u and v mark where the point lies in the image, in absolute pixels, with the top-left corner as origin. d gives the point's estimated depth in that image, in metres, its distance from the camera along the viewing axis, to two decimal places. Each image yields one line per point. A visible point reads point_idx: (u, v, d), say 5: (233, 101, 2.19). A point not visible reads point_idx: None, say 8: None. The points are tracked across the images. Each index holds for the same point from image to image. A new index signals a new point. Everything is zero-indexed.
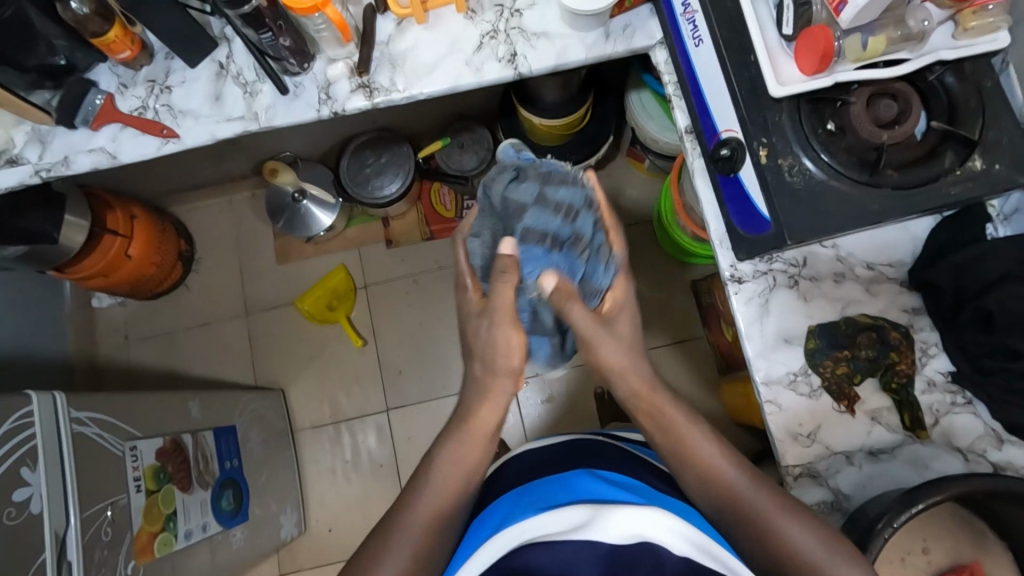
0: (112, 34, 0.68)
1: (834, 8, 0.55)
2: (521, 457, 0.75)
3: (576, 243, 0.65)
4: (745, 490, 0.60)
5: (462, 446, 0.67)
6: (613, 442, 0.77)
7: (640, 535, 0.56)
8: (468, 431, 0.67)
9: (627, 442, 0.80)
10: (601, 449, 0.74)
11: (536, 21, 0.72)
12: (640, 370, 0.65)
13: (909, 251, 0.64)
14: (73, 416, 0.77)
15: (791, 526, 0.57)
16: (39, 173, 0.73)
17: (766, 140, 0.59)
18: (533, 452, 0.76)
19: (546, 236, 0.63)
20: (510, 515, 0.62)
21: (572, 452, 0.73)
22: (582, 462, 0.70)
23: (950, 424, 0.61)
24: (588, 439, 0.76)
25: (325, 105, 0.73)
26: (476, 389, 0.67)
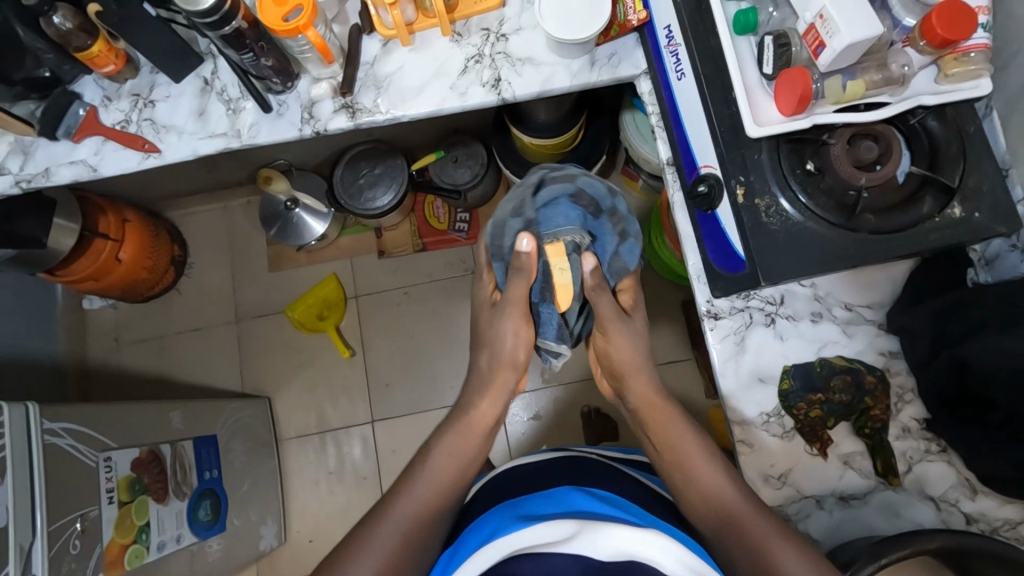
0: (96, 49, 0.68)
1: (812, 52, 0.53)
2: (510, 472, 0.76)
3: (610, 217, 0.72)
4: (738, 507, 0.60)
5: (460, 439, 0.72)
6: (608, 462, 0.77)
7: (634, 553, 0.55)
8: (468, 428, 0.73)
9: (624, 463, 0.80)
10: (591, 467, 0.73)
11: (522, 47, 0.72)
12: (649, 391, 0.69)
13: (887, 293, 0.64)
14: (45, 427, 0.77)
15: (777, 541, 0.56)
16: (19, 183, 0.73)
17: (743, 179, 0.58)
18: (525, 466, 0.76)
19: (590, 199, 0.71)
20: (498, 527, 0.61)
21: (559, 469, 0.73)
22: (570, 477, 0.71)
23: (923, 472, 0.60)
24: (580, 456, 0.77)
25: (307, 124, 0.73)
26: (484, 388, 0.73)
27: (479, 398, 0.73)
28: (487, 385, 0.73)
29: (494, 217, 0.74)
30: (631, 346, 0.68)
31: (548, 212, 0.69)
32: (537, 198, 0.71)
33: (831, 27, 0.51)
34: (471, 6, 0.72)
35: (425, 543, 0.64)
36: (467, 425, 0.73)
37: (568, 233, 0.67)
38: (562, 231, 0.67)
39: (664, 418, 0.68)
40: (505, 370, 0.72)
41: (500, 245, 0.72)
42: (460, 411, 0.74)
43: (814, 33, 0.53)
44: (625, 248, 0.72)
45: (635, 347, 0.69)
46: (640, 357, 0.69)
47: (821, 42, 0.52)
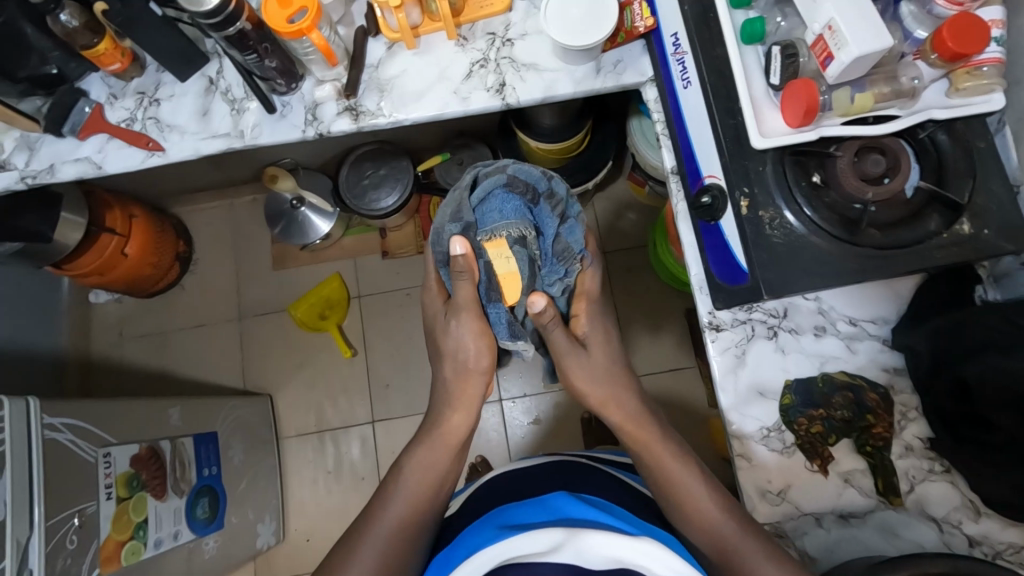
0: (102, 47, 0.68)
1: (820, 63, 0.52)
2: (499, 477, 0.76)
3: (548, 199, 0.65)
4: (727, 530, 0.59)
5: (431, 454, 0.70)
6: (597, 466, 0.77)
7: (623, 559, 0.56)
8: (441, 441, 0.71)
9: (612, 465, 0.80)
10: (581, 473, 0.74)
11: (527, 51, 0.71)
12: (625, 414, 0.67)
13: (893, 309, 0.63)
14: (45, 421, 0.77)
15: (769, 567, 0.56)
16: (24, 179, 0.73)
17: (747, 191, 0.57)
18: (513, 473, 0.76)
19: (526, 188, 0.64)
20: (487, 535, 0.61)
21: (553, 474, 0.73)
22: (559, 482, 0.71)
23: (924, 492, 0.59)
24: (572, 461, 0.77)
25: (310, 126, 0.72)
26: (449, 397, 0.71)
27: (449, 410, 0.71)
28: (456, 399, 0.70)
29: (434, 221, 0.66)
30: (592, 378, 0.67)
31: (482, 213, 0.63)
32: (472, 197, 0.64)
33: (839, 39, 0.49)
34: (477, 10, 0.72)
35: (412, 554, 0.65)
36: (438, 438, 0.71)
37: (505, 228, 0.62)
38: (501, 227, 0.62)
39: (639, 439, 0.66)
40: (473, 377, 0.69)
41: (442, 251, 0.67)
42: (431, 425, 0.72)
43: (822, 45, 0.52)
44: (567, 229, 0.67)
45: (592, 376, 0.66)
46: (604, 378, 0.67)
47: (829, 53, 0.51)
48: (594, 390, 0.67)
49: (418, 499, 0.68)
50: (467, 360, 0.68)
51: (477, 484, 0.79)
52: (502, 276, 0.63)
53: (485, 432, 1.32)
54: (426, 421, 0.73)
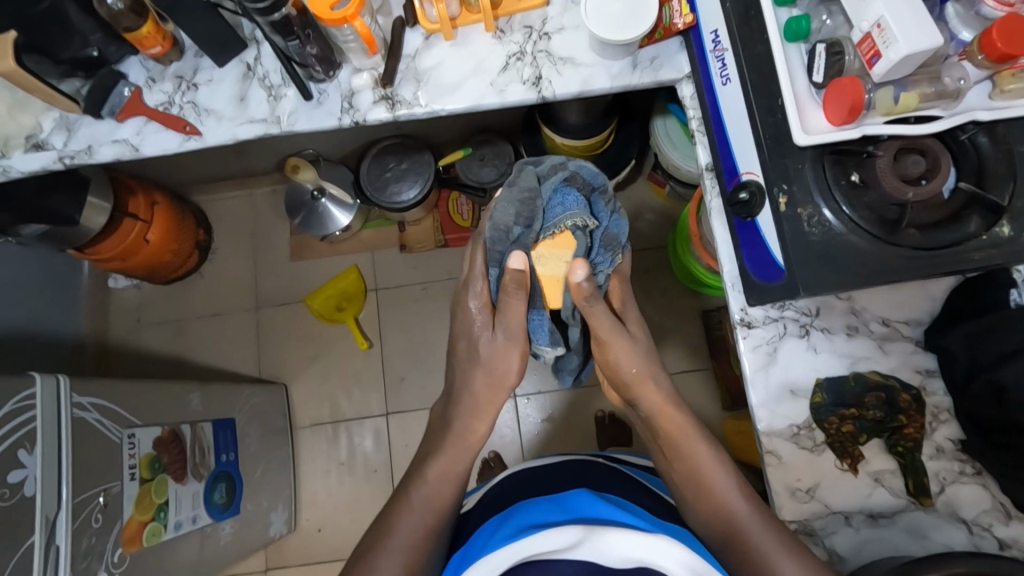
0: (144, 30, 0.69)
1: (867, 61, 0.53)
2: (519, 474, 0.76)
3: (602, 194, 0.69)
4: (752, 527, 0.60)
5: (443, 462, 0.71)
6: (612, 466, 0.78)
7: (638, 558, 0.55)
8: (451, 446, 0.72)
9: (628, 466, 0.81)
10: (596, 471, 0.75)
11: (564, 45, 0.72)
12: (661, 398, 0.67)
13: (926, 311, 0.63)
14: (74, 401, 0.78)
15: (788, 562, 0.56)
16: (63, 159, 0.74)
17: (786, 188, 0.58)
18: (531, 470, 0.76)
19: (585, 184, 0.68)
20: (508, 532, 0.61)
21: (569, 474, 0.74)
22: (579, 482, 0.71)
23: (955, 494, 0.59)
24: (587, 461, 0.77)
25: (346, 114, 0.73)
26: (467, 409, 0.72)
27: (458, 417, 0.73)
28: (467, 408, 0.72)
29: (492, 217, 0.66)
30: (636, 355, 0.66)
31: (553, 207, 0.65)
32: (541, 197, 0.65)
33: (889, 37, 0.50)
34: (515, 3, 0.72)
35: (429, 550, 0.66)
36: (452, 445, 0.72)
37: (575, 219, 0.64)
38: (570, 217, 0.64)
39: (679, 430, 0.66)
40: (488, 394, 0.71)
41: (500, 249, 0.65)
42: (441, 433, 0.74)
43: (870, 42, 0.52)
44: (613, 221, 0.69)
45: (637, 357, 0.67)
46: (641, 367, 0.67)
47: (877, 51, 0.51)
48: (634, 377, 0.67)
49: (436, 505, 0.69)
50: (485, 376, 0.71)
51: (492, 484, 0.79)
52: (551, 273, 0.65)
53: (499, 428, 1.32)
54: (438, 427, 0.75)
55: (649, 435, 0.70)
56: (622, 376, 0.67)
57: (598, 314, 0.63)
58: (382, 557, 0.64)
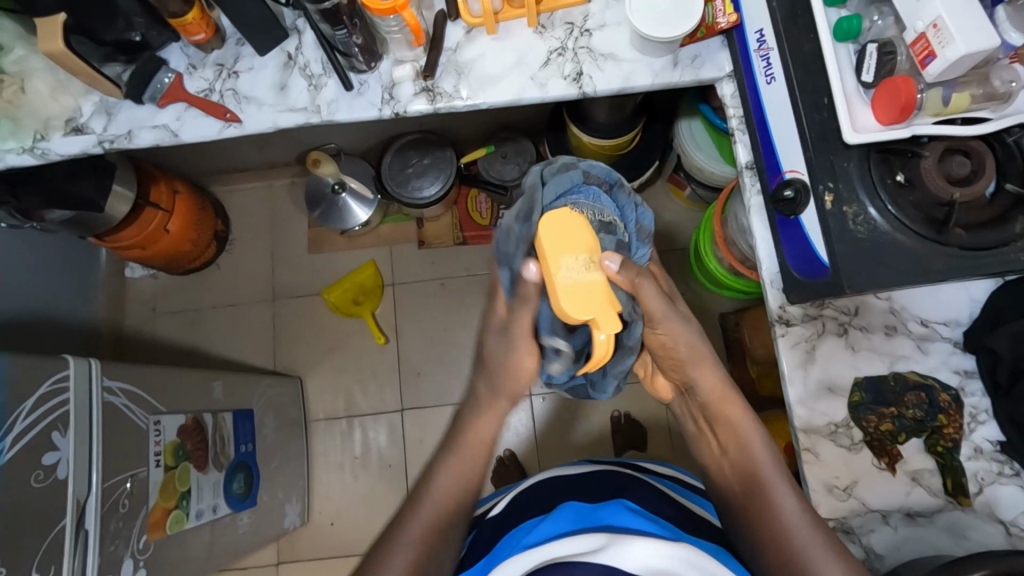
0: (190, 17, 0.70)
1: (919, 61, 0.55)
2: (547, 482, 0.74)
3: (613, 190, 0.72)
4: (801, 521, 0.59)
5: (458, 461, 0.69)
6: (635, 474, 0.77)
7: (661, 566, 0.55)
8: (465, 445, 0.70)
9: (652, 474, 0.79)
10: (620, 479, 0.74)
11: (605, 42, 0.72)
12: (718, 381, 0.65)
13: (965, 312, 0.64)
14: (105, 385, 0.77)
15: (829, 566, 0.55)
16: (102, 143, 0.74)
17: (832, 186, 0.58)
18: (557, 479, 0.75)
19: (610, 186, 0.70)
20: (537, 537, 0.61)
21: (594, 483, 0.72)
22: (608, 488, 0.71)
23: (994, 495, 0.60)
24: (611, 471, 0.76)
25: (387, 105, 0.73)
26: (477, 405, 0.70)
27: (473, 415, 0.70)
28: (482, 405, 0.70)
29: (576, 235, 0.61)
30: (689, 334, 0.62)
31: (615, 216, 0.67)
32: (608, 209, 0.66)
33: (945, 37, 0.52)
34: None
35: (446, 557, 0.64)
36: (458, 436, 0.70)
37: (596, 208, 0.63)
38: (583, 204, 0.63)
39: (737, 415, 0.65)
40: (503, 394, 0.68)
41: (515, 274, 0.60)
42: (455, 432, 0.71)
43: (924, 43, 0.54)
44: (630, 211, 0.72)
45: (692, 341, 0.63)
46: (696, 344, 0.63)
47: (931, 51, 0.53)
48: (692, 355, 0.63)
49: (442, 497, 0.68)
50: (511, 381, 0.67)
51: (516, 490, 0.77)
52: (581, 286, 0.55)
53: (514, 426, 1.31)
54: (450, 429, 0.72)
55: (701, 419, 0.69)
56: (680, 357, 0.63)
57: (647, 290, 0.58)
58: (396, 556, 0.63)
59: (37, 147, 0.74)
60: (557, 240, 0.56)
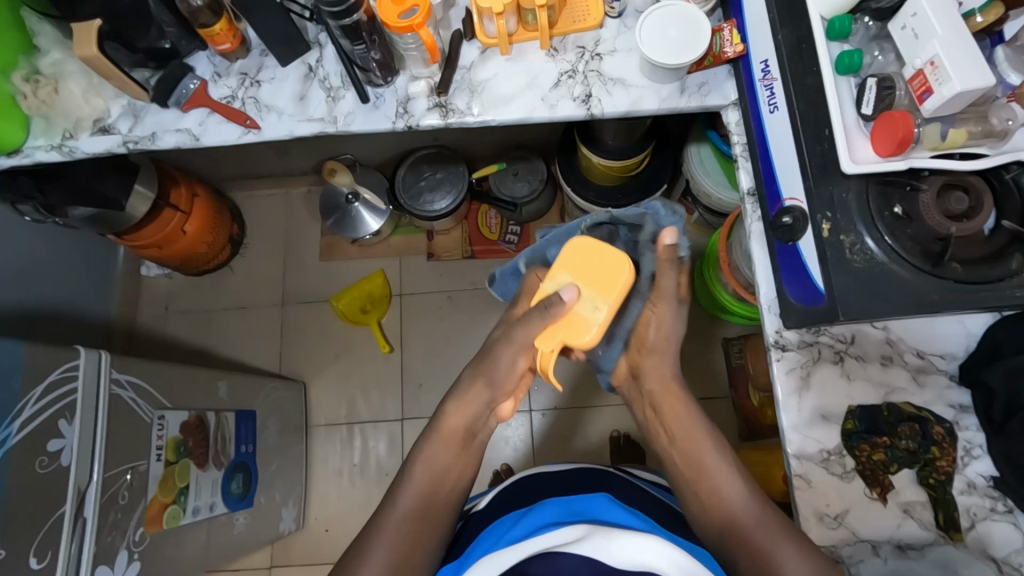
0: (218, 27, 0.73)
1: (917, 96, 0.57)
2: (525, 479, 0.77)
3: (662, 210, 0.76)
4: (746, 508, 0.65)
5: (437, 450, 0.72)
6: (628, 477, 0.79)
7: (644, 562, 0.55)
8: (441, 437, 0.73)
9: (644, 481, 0.82)
10: (606, 477, 0.76)
11: (615, 67, 0.74)
12: (665, 377, 0.72)
13: (962, 346, 0.64)
14: (113, 377, 0.79)
15: (785, 545, 0.60)
16: (127, 144, 0.77)
17: (830, 215, 0.59)
18: (545, 474, 0.78)
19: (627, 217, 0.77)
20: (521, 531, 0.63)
21: (577, 481, 0.74)
22: (578, 484, 0.73)
23: (986, 531, 0.59)
24: (601, 471, 0.78)
25: (400, 118, 0.76)
26: (458, 396, 0.73)
27: (450, 402, 0.73)
28: (461, 392, 0.73)
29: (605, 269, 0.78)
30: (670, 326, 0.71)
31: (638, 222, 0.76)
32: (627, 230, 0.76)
33: (942, 75, 0.54)
34: (571, 24, 0.75)
35: (429, 541, 0.67)
36: (442, 436, 0.72)
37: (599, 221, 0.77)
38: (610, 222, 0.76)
39: (676, 407, 0.72)
40: (482, 381, 0.71)
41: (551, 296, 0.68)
42: (433, 423, 0.74)
43: (922, 79, 0.56)
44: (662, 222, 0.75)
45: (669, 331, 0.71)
46: (669, 339, 0.71)
47: (928, 87, 0.55)
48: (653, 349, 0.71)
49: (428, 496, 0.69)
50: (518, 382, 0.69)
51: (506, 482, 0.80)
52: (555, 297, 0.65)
53: (514, 441, 1.31)
54: (431, 420, 0.75)
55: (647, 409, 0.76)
56: (648, 338, 0.72)
57: (667, 278, 0.67)
58: (378, 541, 0.65)
59: (65, 145, 0.77)
60: (589, 265, 0.64)
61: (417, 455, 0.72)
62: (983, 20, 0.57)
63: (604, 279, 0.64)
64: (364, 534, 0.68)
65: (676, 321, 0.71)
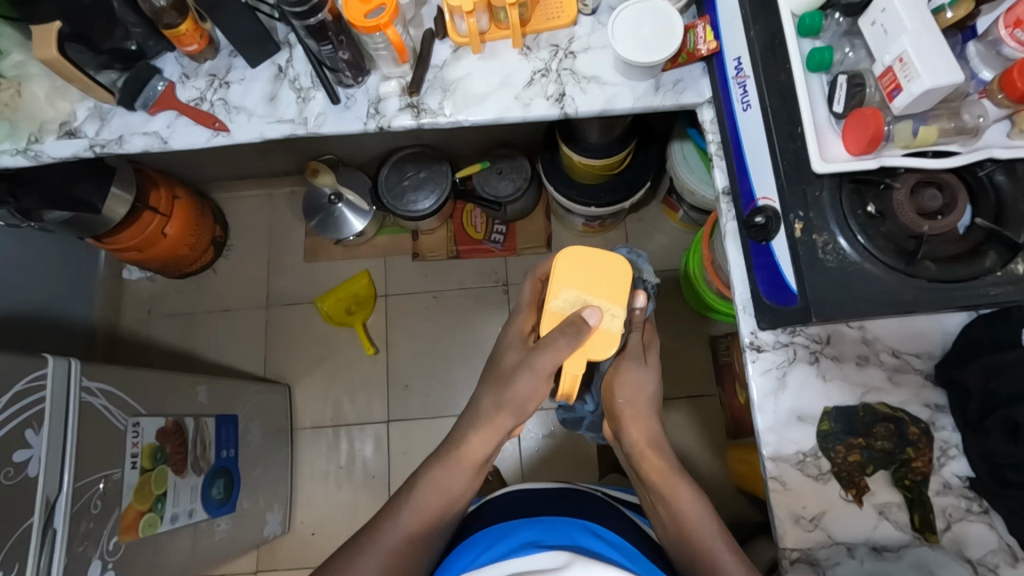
0: (183, 28, 0.71)
1: (887, 94, 0.56)
2: (514, 493, 0.76)
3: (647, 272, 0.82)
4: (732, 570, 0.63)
5: (449, 472, 0.71)
6: (614, 504, 0.77)
7: None
8: (458, 461, 0.72)
9: (630, 508, 0.79)
10: (589, 499, 0.74)
11: (589, 65, 0.73)
12: (646, 437, 0.71)
13: (938, 345, 0.63)
14: (83, 384, 0.78)
15: None
16: (93, 147, 0.76)
17: (803, 215, 0.58)
18: (530, 490, 0.77)
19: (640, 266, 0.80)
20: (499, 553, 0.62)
21: (561, 500, 0.73)
22: (559, 505, 0.72)
23: (962, 532, 0.59)
24: (586, 492, 0.77)
25: (372, 119, 0.75)
26: (481, 422, 0.71)
27: (472, 432, 0.72)
28: (484, 422, 0.71)
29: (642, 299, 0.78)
30: (639, 388, 0.70)
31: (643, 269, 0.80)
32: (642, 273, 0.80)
33: (910, 71, 0.53)
34: (544, 22, 0.74)
35: (415, 566, 0.66)
36: (456, 456, 0.72)
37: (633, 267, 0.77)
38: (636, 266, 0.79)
39: (663, 470, 0.70)
40: (509, 412, 0.69)
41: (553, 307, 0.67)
42: (450, 444, 0.73)
43: (891, 76, 0.55)
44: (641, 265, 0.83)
45: (641, 392, 0.70)
46: (639, 401, 0.70)
47: (897, 84, 0.54)
48: (628, 408, 0.70)
49: (423, 519, 0.69)
50: (493, 389, 0.68)
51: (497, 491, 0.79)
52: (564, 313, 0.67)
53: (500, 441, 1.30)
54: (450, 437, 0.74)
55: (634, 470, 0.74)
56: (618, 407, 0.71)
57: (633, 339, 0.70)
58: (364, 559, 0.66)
59: (30, 149, 0.75)
60: (590, 274, 0.68)
61: (426, 474, 0.71)
62: (953, 15, 0.57)
63: (609, 284, 0.68)
64: (353, 543, 0.69)
65: (646, 383, 0.70)
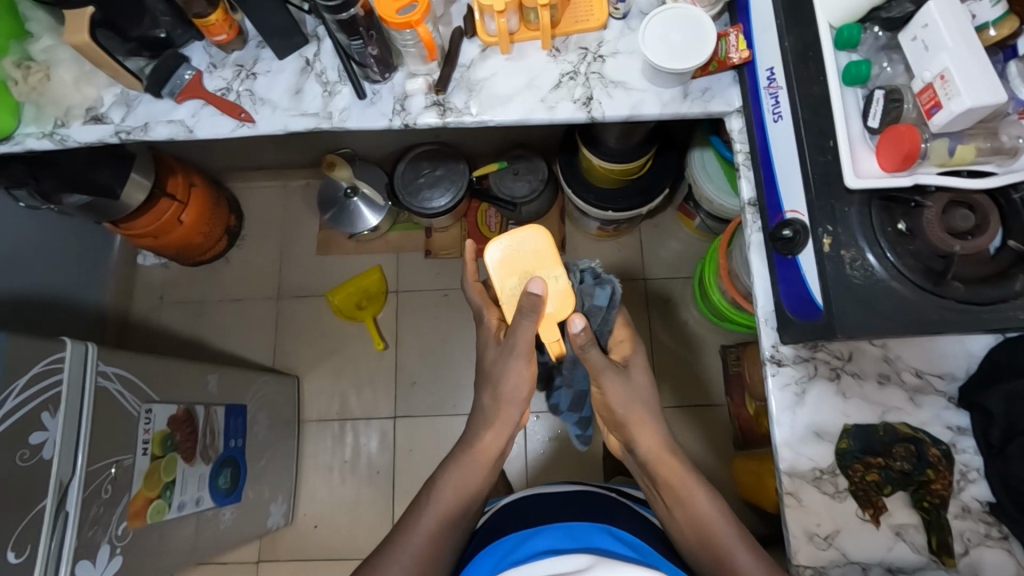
0: (214, 18, 0.71)
1: (925, 111, 0.55)
2: (527, 498, 0.76)
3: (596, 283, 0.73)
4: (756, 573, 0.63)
5: (465, 471, 0.71)
6: (625, 501, 0.77)
7: None
8: (470, 458, 0.72)
9: (638, 502, 0.80)
10: (601, 501, 0.74)
11: (618, 70, 0.73)
12: (657, 443, 0.69)
13: (962, 367, 0.63)
14: (99, 369, 0.78)
15: None
16: (118, 134, 0.76)
17: (831, 229, 0.57)
18: (541, 494, 0.77)
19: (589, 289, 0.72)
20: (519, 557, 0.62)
21: (573, 503, 0.73)
22: (571, 507, 0.72)
23: (979, 557, 0.58)
24: (597, 495, 0.76)
25: (397, 115, 0.74)
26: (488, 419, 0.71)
27: (484, 429, 0.71)
28: (493, 420, 0.71)
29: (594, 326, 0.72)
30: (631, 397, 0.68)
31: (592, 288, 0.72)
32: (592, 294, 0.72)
33: (951, 89, 0.52)
34: (573, 24, 0.74)
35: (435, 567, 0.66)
36: (467, 456, 0.72)
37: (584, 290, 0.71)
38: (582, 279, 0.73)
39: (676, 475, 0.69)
40: (508, 405, 0.70)
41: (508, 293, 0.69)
42: (465, 443, 0.73)
43: (931, 93, 0.55)
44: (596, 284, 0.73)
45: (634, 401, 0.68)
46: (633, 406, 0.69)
47: (937, 102, 0.54)
48: (629, 416, 0.69)
49: (439, 517, 0.69)
50: (508, 392, 0.68)
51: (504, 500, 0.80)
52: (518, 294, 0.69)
53: None
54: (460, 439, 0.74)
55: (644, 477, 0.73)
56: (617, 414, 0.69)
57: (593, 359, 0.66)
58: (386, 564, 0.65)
59: (56, 133, 0.75)
60: (518, 257, 0.69)
61: (444, 476, 0.71)
62: (996, 34, 0.57)
63: (534, 255, 0.69)
64: (377, 551, 0.68)
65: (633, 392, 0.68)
